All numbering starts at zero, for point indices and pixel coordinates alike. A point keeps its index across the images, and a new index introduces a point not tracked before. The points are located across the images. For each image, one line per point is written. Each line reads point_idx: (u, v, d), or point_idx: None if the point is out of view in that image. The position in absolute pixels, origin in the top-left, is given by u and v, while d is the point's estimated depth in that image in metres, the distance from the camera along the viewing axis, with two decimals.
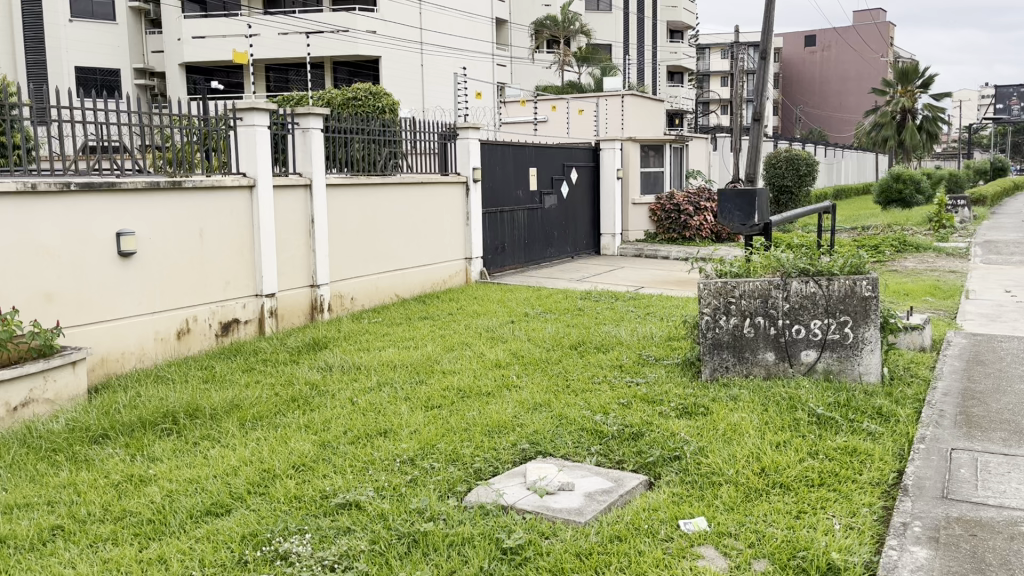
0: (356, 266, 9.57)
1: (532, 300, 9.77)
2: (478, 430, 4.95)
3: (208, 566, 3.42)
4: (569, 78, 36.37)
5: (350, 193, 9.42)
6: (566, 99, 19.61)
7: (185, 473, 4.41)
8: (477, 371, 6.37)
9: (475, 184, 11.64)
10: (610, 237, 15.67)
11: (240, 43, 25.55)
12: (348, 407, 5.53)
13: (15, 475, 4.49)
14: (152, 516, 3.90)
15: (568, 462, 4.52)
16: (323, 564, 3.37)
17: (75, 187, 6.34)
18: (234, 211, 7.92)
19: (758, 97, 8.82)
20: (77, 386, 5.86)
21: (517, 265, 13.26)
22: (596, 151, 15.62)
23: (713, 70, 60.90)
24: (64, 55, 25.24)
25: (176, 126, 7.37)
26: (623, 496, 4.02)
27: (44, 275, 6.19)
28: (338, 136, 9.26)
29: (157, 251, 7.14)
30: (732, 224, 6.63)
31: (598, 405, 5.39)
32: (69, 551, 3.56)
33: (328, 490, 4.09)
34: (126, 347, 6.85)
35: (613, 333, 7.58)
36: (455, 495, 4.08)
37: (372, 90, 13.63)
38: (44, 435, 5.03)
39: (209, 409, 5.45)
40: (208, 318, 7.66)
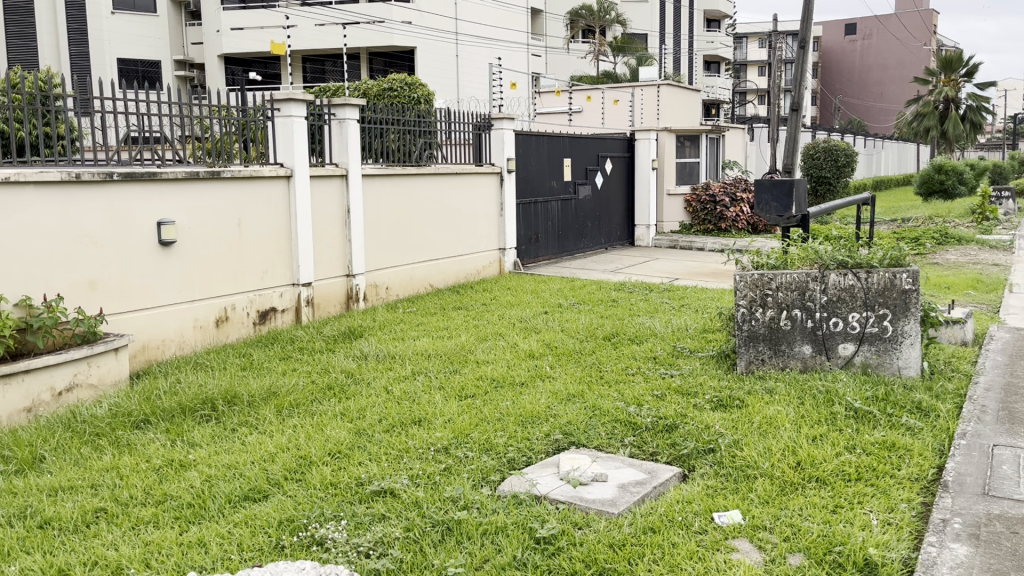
0: (391, 256, 9.63)
1: (566, 291, 9.76)
2: (512, 420, 4.97)
3: (246, 550, 3.47)
4: (604, 68, 36.11)
5: (386, 183, 9.46)
6: (602, 90, 19.52)
7: (224, 458, 4.48)
8: (510, 361, 6.38)
9: (509, 175, 11.64)
10: (644, 228, 15.58)
11: (278, 35, 25.83)
12: (383, 395, 5.58)
13: (60, 458, 4.60)
14: (191, 500, 3.97)
15: (602, 453, 4.52)
16: (358, 550, 3.41)
17: (117, 177, 6.46)
18: (272, 201, 8.00)
19: (796, 87, 8.68)
20: (120, 371, 5.98)
21: (551, 256, 13.25)
22: (631, 141, 15.52)
23: (750, 60, 60.10)
24: (106, 47, 25.62)
25: (215, 117, 7.46)
26: (657, 488, 4.02)
27: (87, 263, 6.31)
28: (374, 126, 9.30)
29: (197, 240, 7.25)
30: (768, 215, 6.55)
31: (631, 396, 5.37)
32: (112, 533, 3.64)
33: (363, 478, 4.13)
34: (166, 334, 6.97)
35: (648, 324, 7.55)
36: (489, 484, 4.10)
37: (407, 81, 13.65)
38: (88, 420, 5.14)
39: (247, 396, 5.53)
40: (245, 306, 7.77)
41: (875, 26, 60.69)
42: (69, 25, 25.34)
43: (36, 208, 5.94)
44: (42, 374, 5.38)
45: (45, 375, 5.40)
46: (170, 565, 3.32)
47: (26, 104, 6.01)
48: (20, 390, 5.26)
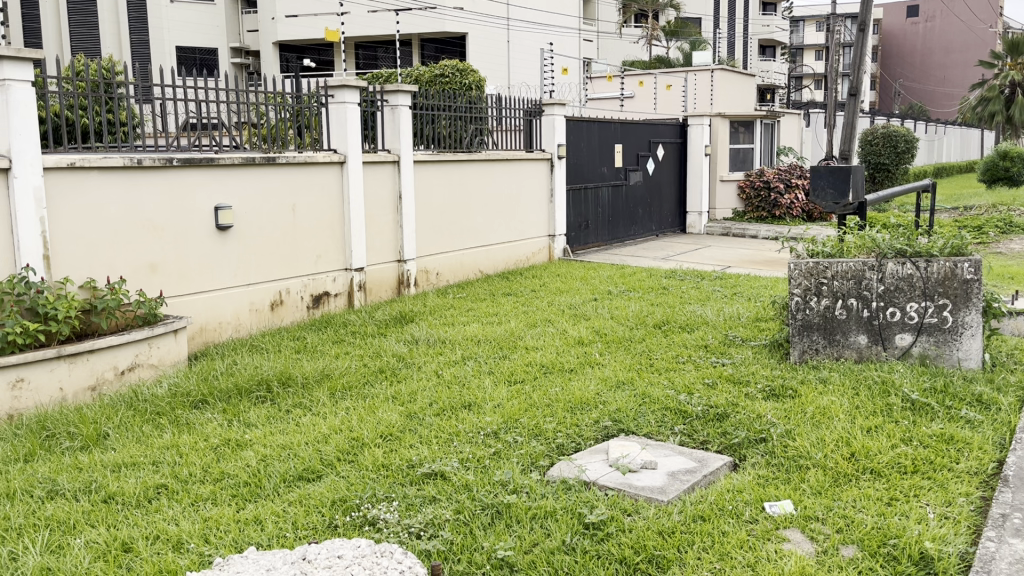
0: (442, 242, 9.70)
1: (616, 278, 9.71)
2: (561, 406, 4.98)
3: (301, 528, 3.55)
4: (656, 52, 35.63)
5: (437, 170, 9.52)
6: (654, 74, 19.35)
7: (279, 439, 4.58)
8: (560, 348, 6.39)
9: (560, 161, 11.60)
10: (696, 215, 15.40)
11: (333, 22, 26.29)
12: (434, 379, 5.64)
13: (123, 436, 4.76)
14: (248, 478, 4.07)
15: (652, 441, 4.51)
16: (409, 531, 3.47)
17: (177, 162, 6.61)
18: (326, 186, 8.11)
19: (855, 71, 8.47)
20: (178, 352, 6.13)
21: (601, 243, 13.19)
22: (684, 127, 15.35)
23: (807, 44, 58.82)
24: (166, 35, 26.13)
25: (271, 104, 7.57)
26: (707, 476, 3.99)
27: (148, 247, 6.49)
28: (425, 113, 9.35)
29: (253, 224, 7.39)
30: (824, 203, 6.43)
31: (682, 384, 5.35)
32: (172, 509, 3.76)
33: (414, 460, 4.19)
34: (222, 317, 7.13)
35: (699, 312, 7.48)
36: (539, 469, 4.13)
37: (459, 67, 13.66)
38: (150, 399, 5.30)
39: (301, 378, 5.64)
40: (300, 290, 7.90)
41: (939, 8, 58.81)
42: (130, 14, 25.85)
43: (100, 193, 6.11)
44: (106, 354, 5.55)
45: (108, 355, 5.57)
46: (229, 540, 3.42)
47: (91, 92, 6.17)
48: (85, 368, 5.44)
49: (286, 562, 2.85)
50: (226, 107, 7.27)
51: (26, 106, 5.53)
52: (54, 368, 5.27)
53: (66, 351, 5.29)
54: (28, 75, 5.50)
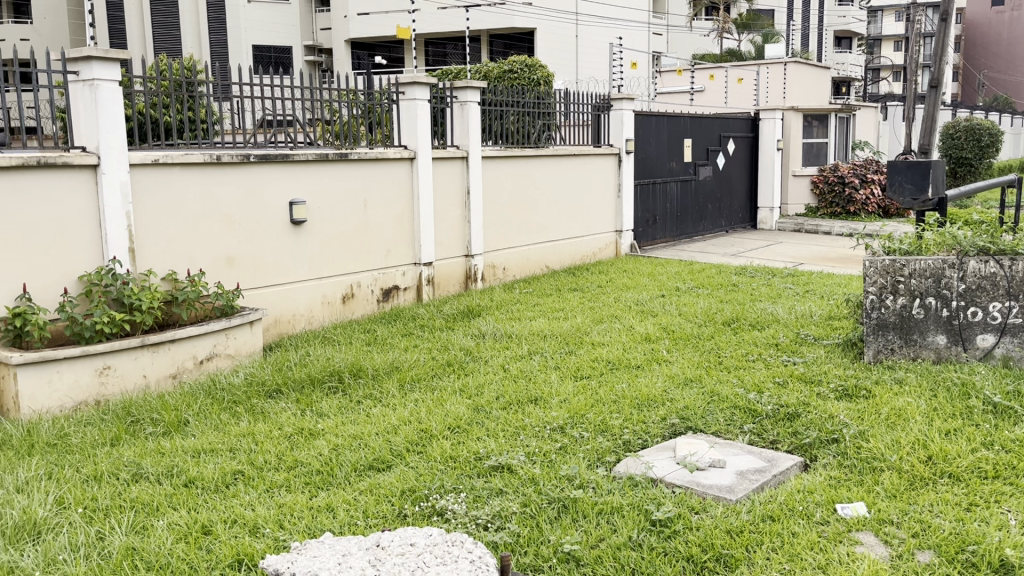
0: (509, 237, 9.76)
1: (684, 274, 9.63)
2: (628, 402, 4.97)
3: (371, 516, 3.63)
4: (728, 45, 34.92)
5: (505, 166, 9.58)
6: (725, 67, 19.06)
7: (350, 429, 4.68)
8: (627, 344, 6.37)
9: (628, 156, 11.53)
10: (768, 211, 15.11)
11: (403, 19, 26.60)
12: (501, 373, 5.70)
13: (202, 423, 4.93)
14: (320, 467, 4.18)
15: (720, 439, 4.47)
16: (477, 522, 3.52)
17: (253, 158, 6.80)
18: (396, 182, 8.23)
19: (935, 62, 8.18)
20: (254, 343, 6.31)
21: (669, 238, 13.06)
22: (755, 121, 15.09)
23: (886, 35, 57.05)
24: (243, 34, 26.84)
25: (343, 101, 7.70)
26: (777, 477, 3.94)
27: (226, 240, 6.70)
28: (494, 108, 9.41)
29: (326, 218, 7.55)
30: (901, 198, 6.25)
31: (752, 383, 5.27)
32: (248, 494, 3.88)
33: (481, 453, 4.24)
34: (296, 309, 7.31)
35: (770, 309, 7.36)
36: (604, 465, 4.13)
37: (527, 63, 13.63)
38: (227, 388, 5.47)
39: (371, 370, 5.75)
40: (371, 284, 8.04)
41: None
42: (209, 15, 26.60)
43: (181, 188, 6.33)
44: (186, 344, 5.76)
45: (188, 345, 5.77)
46: (303, 526, 3.52)
47: (173, 91, 6.39)
48: (167, 357, 5.65)
49: (361, 548, 2.95)
50: (300, 104, 7.43)
51: (113, 104, 5.75)
52: (137, 356, 5.49)
53: (150, 340, 5.50)
54: (115, 74, 5.71)
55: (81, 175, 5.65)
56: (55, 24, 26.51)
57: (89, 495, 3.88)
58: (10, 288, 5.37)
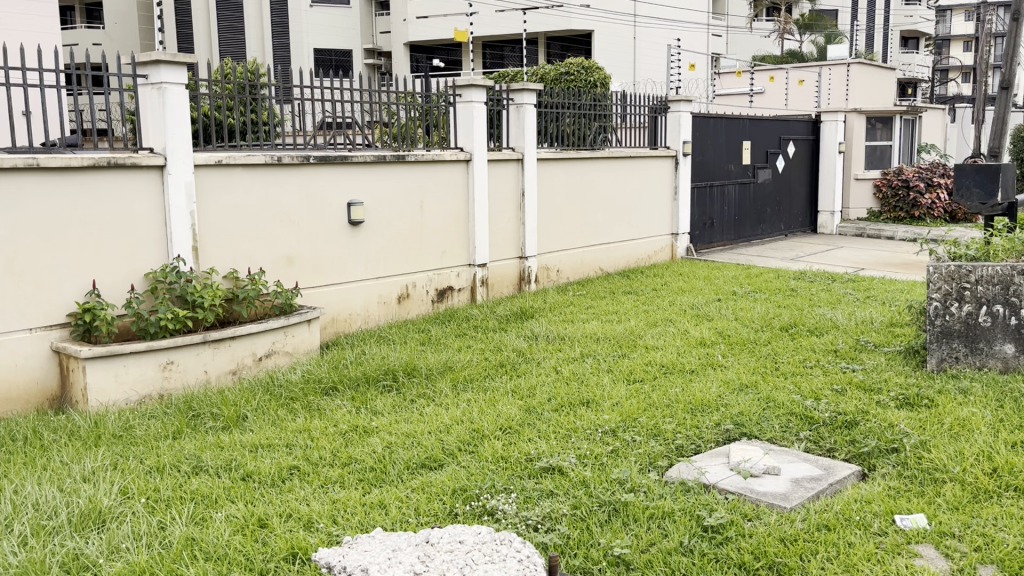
0: (564, 239, 9.76)
1: (741, 278, 9.50)
2: (681, 407, 4.92)
3: (422, 514, 3.67)
4: (789, 46, 34.29)
5: (560, 168, 9.58)
6: (786, 69, 18.75)
7: (403, 427, 4.74)
8: (681, 348, 6.31)
9: (685, 159, 11.42)
10: (829, 215, 14.79)
11: (462, 22, 26.81)
12: (553, 375, 5.70)
13: (261, 418, 5.05)
14: (374, 464, 4.24)
15: (775, 446, 4.39)
16: (527, 523, 3.53)
17: (313, 160, 6.93)
18: (452, 183, 8.30)
19: (1007, 63, 7.93)
20: (312, 341, 6.43)
21: (727, 242, 12.89)
22: (816, 123, 14.81)
23: (955, 34, 55.49)
24: (305, 39, 27.36)
25: (402, 103, 7.79)
26: (834, 485, 3.86)
27: (286, 240, 6.83)
28: (550, 111, 9.42)
29: (384, 219, 7.65)
30: (969, 203, 6.07)
31: (809, 390, 5.18)
32: (304, 490, 3.95)
33: (532, 454, 4.25)
34: (353, 308, 7.42)
35: (830, 315, 7.21)
36: (657, 469, 4.10)
37: (584, 65, 13.59)
38: (284, 384, 5.58)
39: (425, 369, 5.80)
40: (426, 284, 8.12)
41: None
42: (272, 19, 27.21)
43: (243, 189, 6.49)
44: (246, 341, 5.90)
45: (248, 341, 5.91)
46: (355, 523, 3.56)
47: (237, 94, 6.54)
48: (227, 353, 5.79)
49: (411, 544, 2.99)
50: (358, 106, 7.53)
51: (180, 108, 5.92)
52: (199, 353, 5.64)
53: (211, 336, 5.65)
54: (181, 78, 5.88)
55: (149, 175, 5.84)
56: (126, 29, 27.40)
57: (151, 486, 4.00)
58: (81, 284, 5.58)
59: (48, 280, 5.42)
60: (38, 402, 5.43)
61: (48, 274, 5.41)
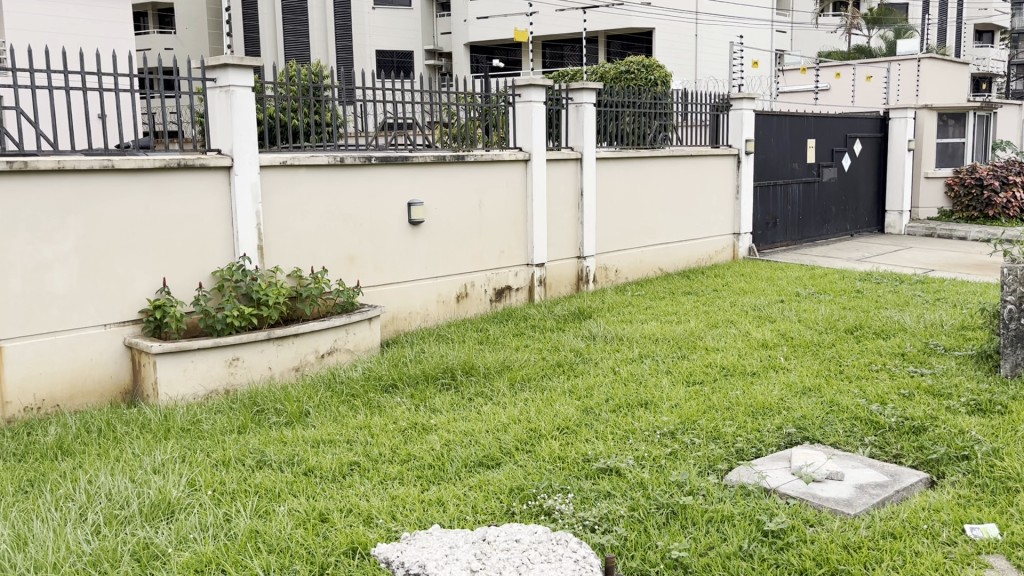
0: (623, 239, 9.71)
1: (805, 279, 9.31)
2: (742, 409, 4.85)
3: (480, 512, 3.70)
4: (856, 41, 33.48)
5: (619, 167, 9.53)
6: (853, 65, 18.31)
7: (461, 425, 4.78)
8: (742, 350, 6.22)
9: (747, 157, 11.24)
10: (897, 215, 14.40)
11: (522, 22, 26.87)
12: (611, 375, 5.68)
13: (323, 414, 5.14)
14: (432, 462, 4.29)
15: (839, 451, 4.30)
16: (584, 523, 3.52)
17: (375, 160, 7.03)
18: (511, 183, 8.33)
19: None
20: (373, 339, 6.52)
21: (790, 242, 12.64)
22: (884, 120, 14.44)
23: None
24: (368, 41, 27.77)
25: (461, 104, 7.85)
26: (900, 492, 3.76)
27: (348, 239, 6.94)
28: (609, 110, 9.37)
29: (443, 220, 7.72)
30: None
31: (875, 394, 5.05)
32: (364, 485, 4.02)
33: (589, 454, 4.24)
34: (413, 307, 7.51)
35: (897, 317, 7.03)
36: (716, 472, 4.05)
37: (644, 63, 13.47)
38: (345, 381, 5.67)
39: (483, 368, 5.83)
40: (484, 284, 8.16)
41: None
42: (336, 22, 27.68)
43: (307, 190, 6.61)
44: (308, 339, 6.01)
45: (311, 339, 6.03)
46: (414, 519, 3.61)
47: (301, 96, 6.67)
48: (291, 350, 5.92)
49: (468, 542, 3.01)
50: (419, 107, 7.60)
51: (248, 111, 6.07)
52: (264, 349, 5.77)
53: (275, 333, 5.78)
54: (248, 81, 6.02)
55: (217, 176, 6.01)
56: (195, 34, 28.21)
57: (218, 479, 4.10)
58: (152, 282, 5.77)
59: (121, 278, 5.61)
60: (111, 396, 5.63)
61: (121, 272, 5.60)
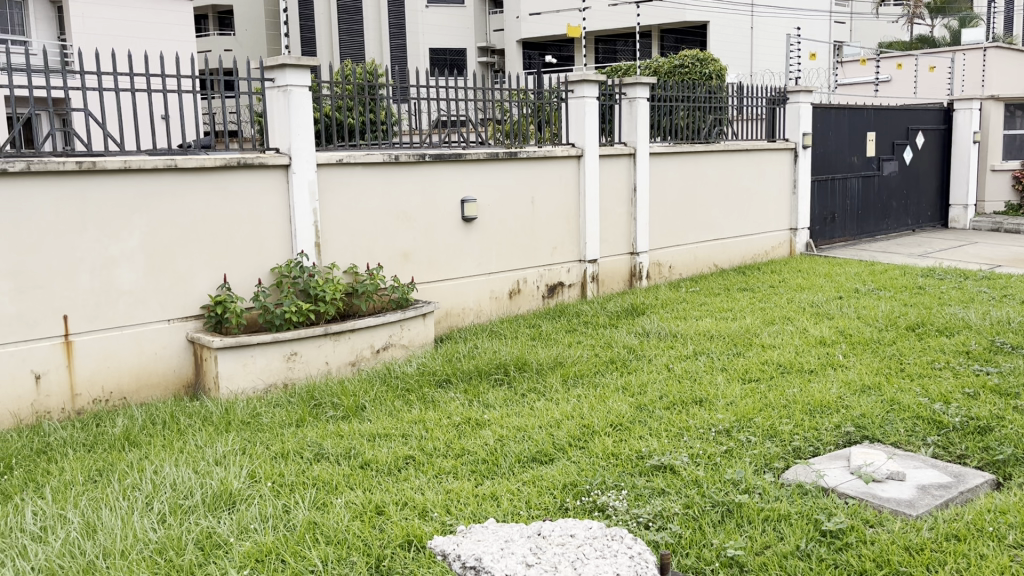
0: (677, 235, 9.62)
1: (865, 275, 9.12)
2: (799, 408, 4.78)
3: (534, 507, 3.71)
4: (918, 31, 32.57)
5: (673, 163, 9.45)
6: (915, 55, 17.85)
7: (515, 421, 4.80)
8: (799, 347, 6.12)
9: (804, 151, 11.04)
10: (962, 209, 14.02)
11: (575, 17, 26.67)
12: (665, 372, 5.64)
13: (378, 408, 5.21)
14: (486, 457, 4.32)
15: (900, 451, 4.21)
16: (638, 520, 3.51)
17: (429, 158, 7.09)
18: (564, 179, 8.32)
19: None
20: (427, 335, 6.58)
21: (849, 238, 12.37)
22: (948, 112, 14.04)
23: None
24: (421, 39, 27.96)
25: (514, 100, 7.87)
26: (964, 493, 3.66)
27: (402, 237, 7.02)
28: (663, 104, 9.29)
29: (496, 217, 7.75)
30: None
31: (937, 393, 4.93)
32: (419, 479, 4.07)
33: (643, 451, 4.22)
34: (466, 302, 7.55)
35: (961, 315, 6.83)
36: (772, 471, 4.00)
37: (698, 57, 13.30)
38: (400, 376, 5.74)
39: (536, 364, 5.85)
40: (537, 280, 8.18)
41: None
42: (390, 21, 27.95)
43: (362, 187, 6.70)
44: (364, 334, 6.10)
45: (366, 334, 6.11)
46: (468, 513, 3.64)
47: (357, 94, 6.76)
48: (346, 346, 6.01)
49: (523, 536, 3.03)
50: (472, 104, 7.63)
51: (305, 110, 6.17)
52: (321, 345, 5.87)
53: (332, 329, 5.87)
54: (305, 81, 6.12)
55: (275, 175, 6.13)
56: (253, 35, 28.77)
57: (277, 471, 4.19)
58: (213, 279, 5.91)
59: (183, 275, 5.76)
60: (175, 389, 5.79)
61: (184, 269, 5.75)
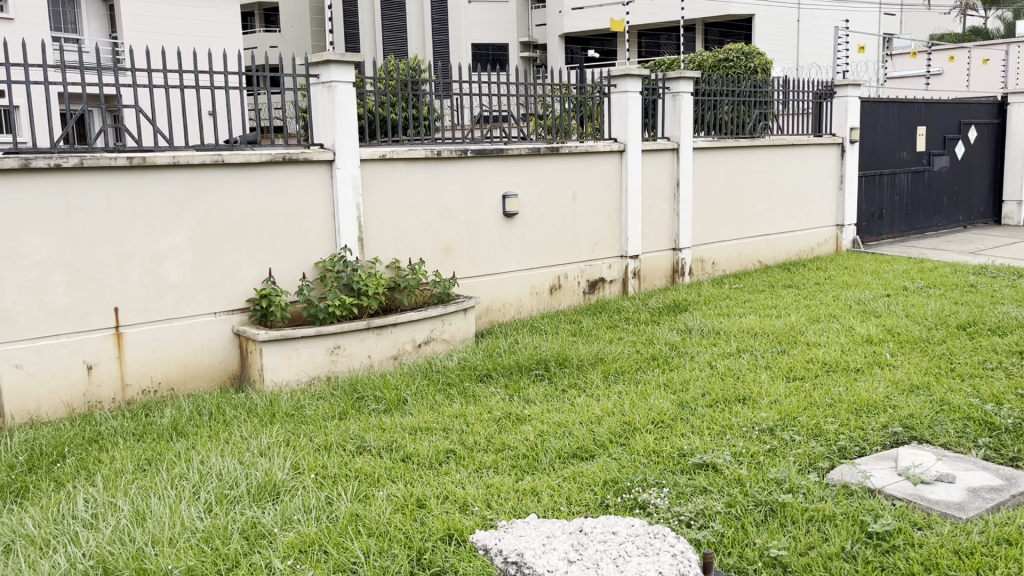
0: (721, 230, 9.52)
1: (913, 272, 8.93)
2: (845, 407, 4.70)
3: (574, 503, 3.70)
4: (971, 23, 31.75)
5: (717, 158, 9.35)
6: (968, 47, 17.41)
7: (555, 416, 4.80)
8: (845, 345, 6.02)
9: (852, 146, 10.85)
10: (1015, 205, 13.66)
11: (617, 12, 26.52)
12: (707, 369, 5.60)
13: (420, 402, 5.25)
14: (526, 452, 4.32)
15: (950, 452, 4.13)
16: (679, 518, 3.49)
17: (471, 153, 7.11)
18: (606, 174, 8.28)
19: None
20: (468, 329, 6.60)
21: (898, 234, 12.13)
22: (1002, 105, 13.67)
23: None
24: (463, 34, 28.02)
25: (556, 95, 7.86)
26: (1016, 497, 3.57)
27: (444, 231, 7.04)
28: (707, 99, 9.20)
29: (538, 212, 7.75)
30: None
31: (989, 394, 4.81)
32: (460, 473, 4.09)
33: (685, 449, 4.19)
34: (507, 298, 7.56)
35: (1014, 313, 6.66)
36: (817, 471, 3.94)
37: (744, 51, 13.13)
38: (442, 370, 5.77)
39: (576, 360, 5.83)
40: (577, 276, 8.16)
41: None
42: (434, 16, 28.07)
43: (406, 182, 6.74)
44: (406, 328, 6.14)
45: (408, 328, 6.15)
46: (508, 508, 3.65)
47: (400, 90, 6.81)
48: (389, 340, 6.05)
49: (565, 532, 3.02)
50: (513, 99, 7.62)
51: (349, 105, 6.22)
52: (364, 338, 5.93)
53: (375, 323, 5.92)
54: (350, 77, 6.17)
55: (319, 170, 6.20)
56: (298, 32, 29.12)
57: (320, 462, 4.24)
58: (259, 272, 5.99)
59: (230, 269, 5.85)
60: (221, 380, 5.89)
61: (230, 263, 5.84)
